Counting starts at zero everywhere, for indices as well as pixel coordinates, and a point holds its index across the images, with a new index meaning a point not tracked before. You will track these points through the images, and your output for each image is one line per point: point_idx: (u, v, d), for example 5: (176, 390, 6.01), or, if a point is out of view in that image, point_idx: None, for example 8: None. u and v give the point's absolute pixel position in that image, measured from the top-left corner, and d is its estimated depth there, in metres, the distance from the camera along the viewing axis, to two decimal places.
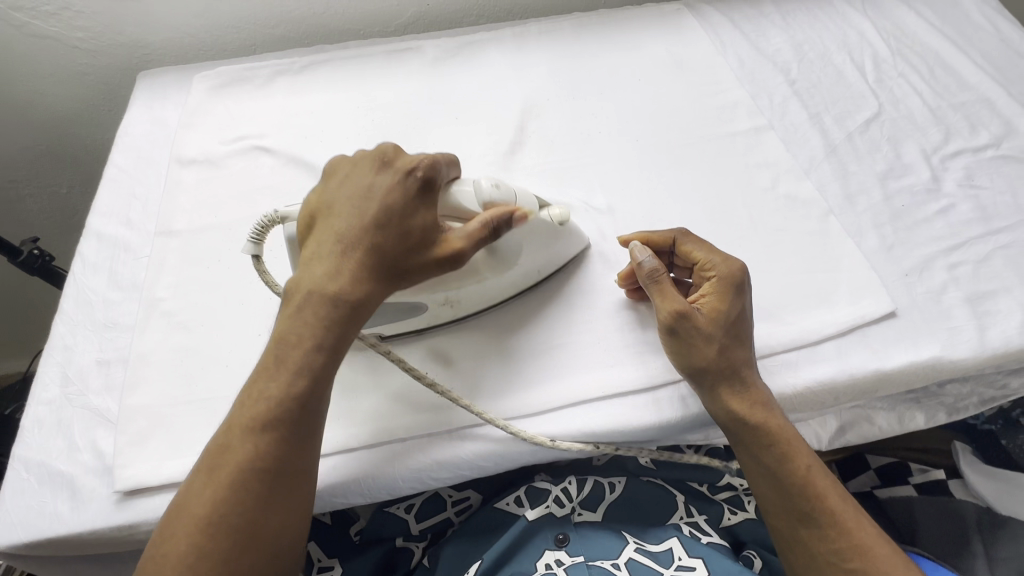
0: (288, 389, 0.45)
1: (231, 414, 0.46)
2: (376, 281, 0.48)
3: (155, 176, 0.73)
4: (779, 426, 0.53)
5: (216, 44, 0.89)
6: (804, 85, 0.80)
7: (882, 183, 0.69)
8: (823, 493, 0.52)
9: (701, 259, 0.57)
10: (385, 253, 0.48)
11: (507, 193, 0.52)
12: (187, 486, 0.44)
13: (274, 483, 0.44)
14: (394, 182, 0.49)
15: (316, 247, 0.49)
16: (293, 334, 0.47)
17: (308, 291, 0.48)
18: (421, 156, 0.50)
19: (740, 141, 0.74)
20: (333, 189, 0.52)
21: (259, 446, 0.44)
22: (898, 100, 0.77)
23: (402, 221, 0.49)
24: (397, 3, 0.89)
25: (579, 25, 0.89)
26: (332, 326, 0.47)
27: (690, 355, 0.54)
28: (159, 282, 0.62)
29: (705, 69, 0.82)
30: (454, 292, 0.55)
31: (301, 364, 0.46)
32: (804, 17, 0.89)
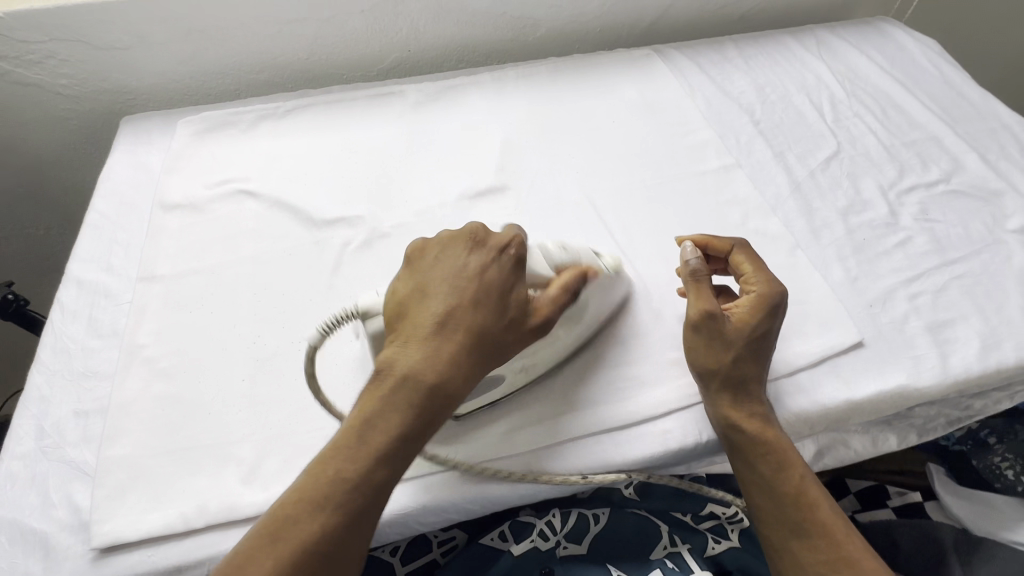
0: (374, 470, 0.46)
1: (302, 486, 0.45)
2: (468, 378, 0.50)
3: (137, 221, 0.73)
4: (775, 436, 0.55)
5: (201, 89, 0.90)
6: (768, 125, 0.84)
7: (844, 218, 0.73)
8: (815, 502, 0.53)
9: (748, 272, 0.59)
10: (483, 337, 0.51)
11: (572, 255, 0.59)
12: (242, 554, 0.42)
13: (339, 560, 0.43)
14: (497, 266, 0.54)
15: (415, 322, 0.51)
16: (381, 414, 0.47)
17: (403, 375, 0.48)
18: (517, 239, 0.55)
19: (711, 180, 0.77)
20: (435, 268, 0.54)
21: (327, 526, 0.43)
22: (855, 138, 0.82)
23: (501, 310, 0.52)
24: (379, 49, 0.92)
25: (554, 70, 0.93)
26: (421, 413, 0.48)
27: (704, 353, 0.57)
28: (141, 328, 0.62)
29: (674, 110, 0.87)
30: (531, 356, 0.56)
31: (384, 449, 0.46)
32: (766, 62, 0.95)
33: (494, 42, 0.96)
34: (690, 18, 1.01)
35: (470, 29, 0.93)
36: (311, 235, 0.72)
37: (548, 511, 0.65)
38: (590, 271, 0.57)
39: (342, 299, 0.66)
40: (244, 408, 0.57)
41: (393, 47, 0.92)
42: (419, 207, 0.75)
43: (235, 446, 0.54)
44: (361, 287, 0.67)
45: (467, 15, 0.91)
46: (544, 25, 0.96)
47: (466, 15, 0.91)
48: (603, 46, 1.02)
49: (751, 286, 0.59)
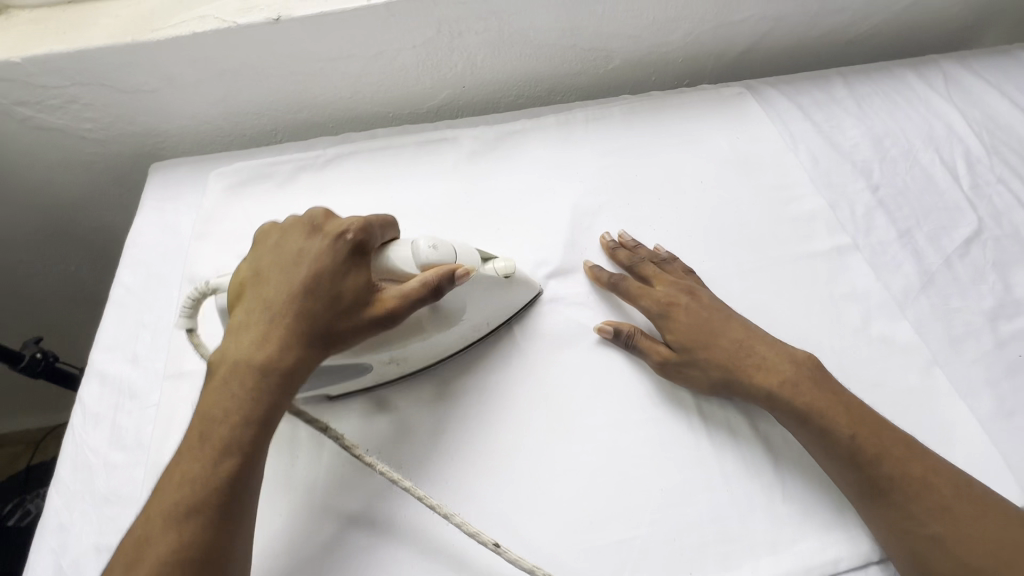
0: (220, 468, 0.43)
1: (151, 502, 0.43)
2: (308, 355, 0.48)
3: (165, 298, 0.66)
4: (838, 399, 0.52)
5: (235, 130, 0.82)
6: (889, 191, 0.71)
7: (993, 325, 0.60)
8: (912, 462, 0.48)
9: (643, 290, 0.61)
10: (316, 321, 0.48)
11: (445, 253, 0.51)
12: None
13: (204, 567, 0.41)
14: (326, 249, 0.51)
15: (246, 313, 0.49)
16: (218, 410, 0.45)
17: (234, 362, 0.47)
18: (351, 219, 0.53)
19: (822, 265, 0.65)
20: (269, 254, 0.53)
21: (181, 535, 0.41)
22: (1000, 213, 0.68)
23: (336, 290, 0.49)
24: (431, 86, 0.81)
25: (630, 112, 0.80)
26: (262, 395, 0.46)
27: (704, 379, 0.55)
28: (168, 441, 0.55)
29: (773, 168, 0.74)
30: (399, 349, 0.53)
31: (229, 439, 0.44)
32: (882, 104, 0.80)
33: (560, 76, 0.84)
34: (789, 46, 0.86)
35: (533, 62, 0.81)
36: None
37: None
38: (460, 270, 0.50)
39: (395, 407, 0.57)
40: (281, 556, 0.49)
41: (446, 84, 0.81)
42: None
43: None
44: (411, 396, 0.58)
45: (530, 48, 0.79)
46: (618, 57, 0.83)
47: (529, 48, 0.79)
48: (683, 78, 0.88)
49: (795, 372, 0.54)
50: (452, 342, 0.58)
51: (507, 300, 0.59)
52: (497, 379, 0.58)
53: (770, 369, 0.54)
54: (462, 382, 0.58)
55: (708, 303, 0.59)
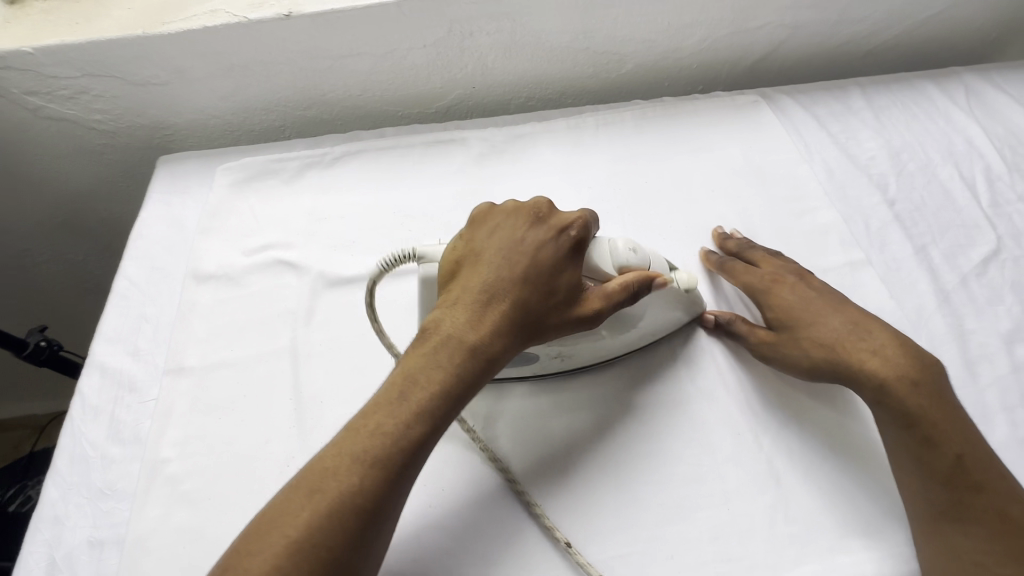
0: (417, 428, 0.44)
1: (344, 436, 0.44)
2: (514, 347, 0.49)
3: (168, 292, 0.66)
4: (925, 406, 0.49)
5: (244, 125, 0.82)
6: (905, 207, 0.69)
7: (1008, 348, 0.58)
8: (975, 477, 0.47)
9: (749, 270, 0.61)
10: (534, 311, 0.49)
11: (643, 257, 0.53)
12: (279, 503, 0.41)
13: (374, 521, 0.41)
14: (553, 245, 0.51)
15: (466, 288, 0.50)
16: (429, 369, 0.46)
17: (449, 334, 0.48)
18: (580, 216, 0.53)
19: (834, 280, 0.63)
20: (493, 234, 0.53)
21: (367, 483, 0.41)
22: (1021, 232, 0.66)
23: (554, 286, 0.50)
24: (441, 86, 0.80)
25: (642, 118, 0.79)
26: (467, 376, 0.47)
27: (803, 360, 0.54)
28: (165, 437, 0.55)
29: (787, 179, 0.72)
30: (565, 345, 0.53)
31: (429, 409, 0.45)
32: (901, 116, 0.78)
33: (572, 79, 0.83)
34: (805, 55, 0.85)
35: (546, 65, 0.80)
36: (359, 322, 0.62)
37: None
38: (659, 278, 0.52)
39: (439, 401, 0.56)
40: None
41: (456, 84, 0.80)
42: None
43: None
44: None
45: (543, 50, 0.78)
46: (631, 61, 0.82)
47: (541, 50, 0.78)
48: (697, 85, 0.87)
49: (915, 371, 0.51)
50: (617, 348, 0.57)
51: (672, 315, 0.57)
52: (498, 385, 0.57)
53: (887, 358, 0.51)
54: None
55: (820, 289, 0.58)
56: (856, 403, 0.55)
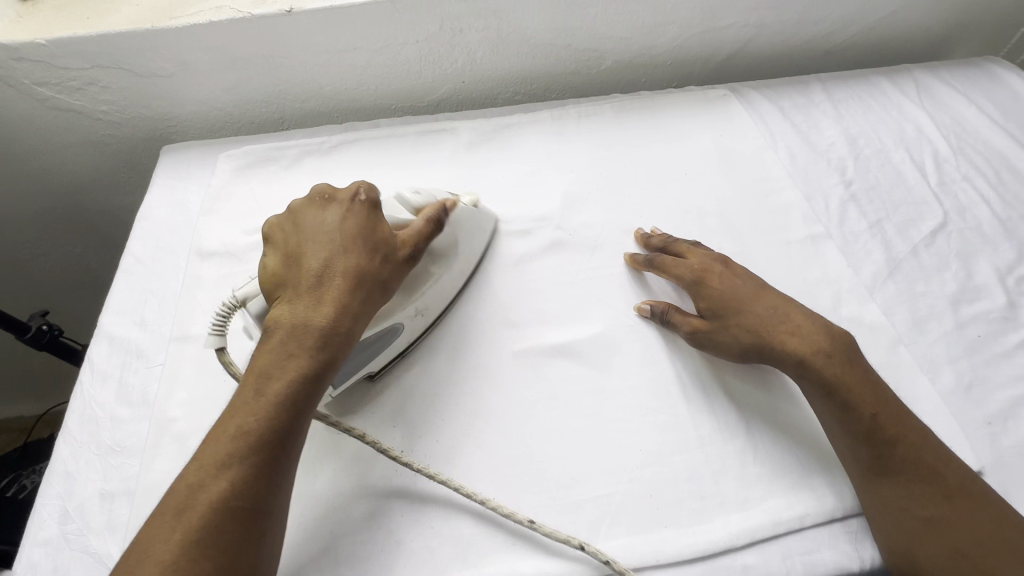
0: (276, 416, 0.46)
1: (201, 453, 0.44)
2: (358, 317, 0.51)
3: (173, 268, 0.69)
4: (841, 376, 0.53)
5: (244, 117, 0.86)
6: (861, 186, 0.75)
7: (954, 308, 0.64)
8: (897, 435, 0.50)
9: (676, 264, 0.63)
10: (364, 279, 0.52)
11: (428, 197, 0.59)
12: (148, 534, 0.42)
13: (254, 511, 0.43)
14: (355, 213, 0.55)
15: (294, 281, 0.51)
16: (273, 363, 0.47)
17: (288, 325, 0.49)
18: (364, 185, 0.57)
19: (797, 251, 0.69)
20: (300, 229, 0.55)
21: (235, 482, 0.43)
22: (965, 208, 0.73)
23: (372, 250, 0.53)
24: (432, 80, 0.86)
25: (620, 109, 0.85)
26: (317, 355, 0.48)
27: (735, 345, 0.57)
28: (173, 398, 0.58)
29: (754, 163, 0.78)
30: (421, 298, 0.58)
31: (283, 396, 0.46)
32: (856, 107, 0.85)
33: (555, 74, 0.89)
34: (770, 53, 0.92)
35: (530, 60, 0.86)
36: None
37: None
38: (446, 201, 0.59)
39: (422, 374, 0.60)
40: None
41: (447, 78, 0.86)
42: None
43: None
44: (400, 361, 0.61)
45: (527, 47, 0.84)
46: (609, 58, 0.88)
47: (526, 47, 0.84)
48: (671, 81, 0.94)
49: (829, 343, 0.55)
50: (458, 284, 0.64)
51: (478, 234, 0.66)
52: (488, 347, 0.61)
53: (803, 337, 0.55)
54: (456, 350, 0.61)
55: (741, 275, 0.61)
56: (779, 379, 0.58)
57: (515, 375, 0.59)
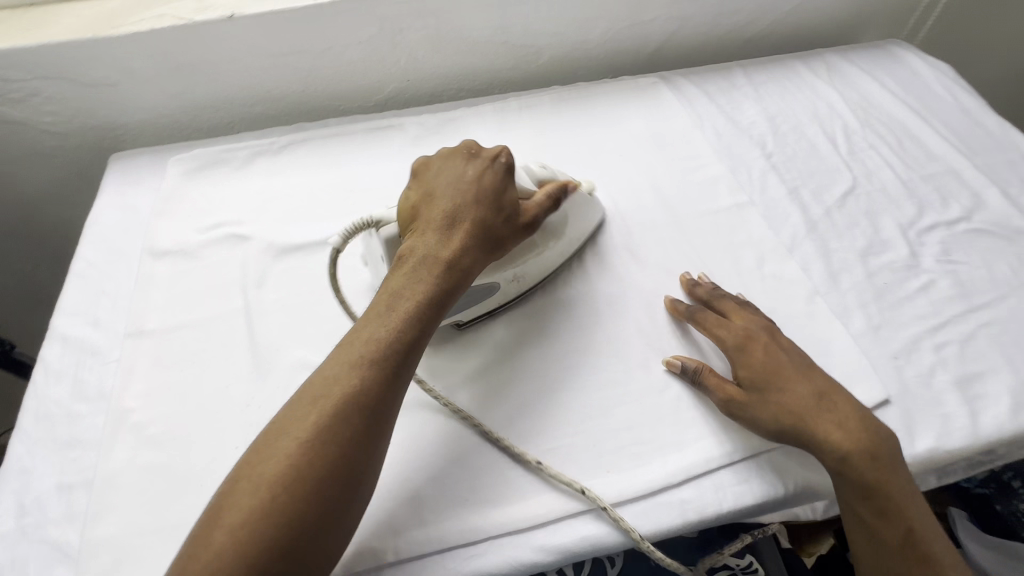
0: (402, 331, 0.51)
1: (336, 354, 0.50)
2: (479, 258, 0.57)
3: (126, 270, 0.70)
4: (883, 475, 0.52)
5: (193, 123, 0.88)
6: (780, 158, 0.82)
7: (863, 260, 0.70)
8: (923, 547, 0.51)
9: (717, 325, 0.61)
10: (487, 228, 0.58)
11: (552, 172, 0.67)
12: (287, 415, 0.47)
13: (377, 411, 0.47)
14: (491, 172, 0.61)
15: (425, 218, 0.58)
16: (405, 284, 0.54)
17: (420, 254, 0.55)
18: (505, 150, 0.63)
19: (724, 219, 0.74)
20: (437, 176, 0.62)
21: (362, 381, 0.48)
22: (871, 172, 0.80)
23: (499, 207, 0.59)
24: (378, 80, 0.89)
25: (558, 101, 0.90)
26: (443, 284, 0.54)
27: (768, 422, 0.55)
28: (129, 391, 0.59)
29: (683, 143, 0.84)
30: (520, 267, 0.63)
31: (409, 315, 0.52)
32: (774, 89, 0.92)
33: (496, 70, 0.94)
34: (695, 44, 0.99)
35: (471, 57, 0.91)
36: (309, 282, 0.68)
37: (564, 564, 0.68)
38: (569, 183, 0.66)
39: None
40: None
41: (392, 78, 0.90)
42: None
43: None
44: None
45: (466, 45, 0.88)
46: (546, 53, 0.93)
47: (465, 44, 0.88)
48: (607, 73, 0.99)
49: (876, 444, 0.53)
50: (557, 261, 0.67)
51: (581, 221, 0.69)
52: None
53: (848, 430, 0.53)
54: None
55: (787, 349, 0.59)
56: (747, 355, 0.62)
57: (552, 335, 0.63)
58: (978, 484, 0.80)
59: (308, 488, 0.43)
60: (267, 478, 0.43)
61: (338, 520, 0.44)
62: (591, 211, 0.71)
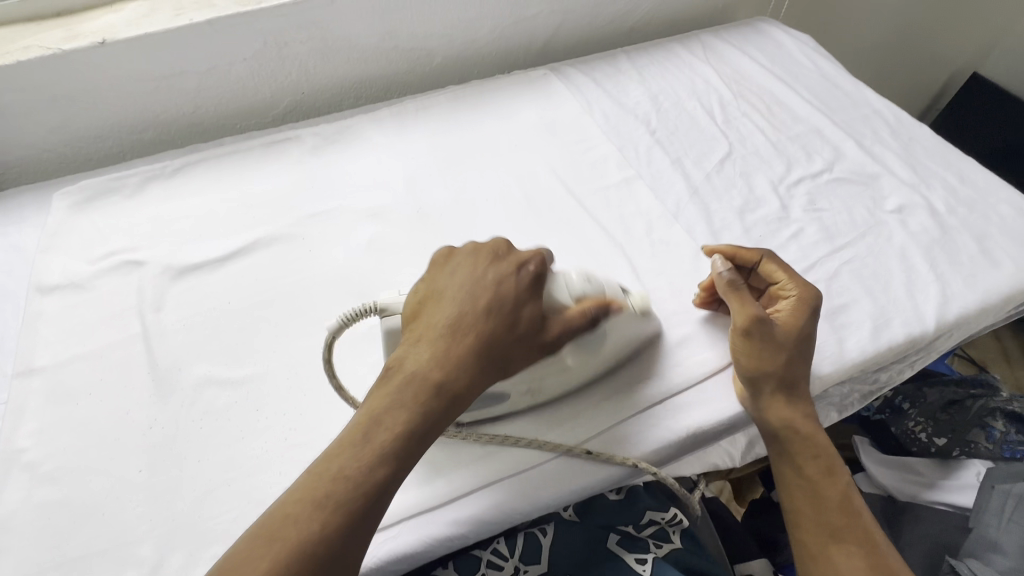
0: (375, 472, 0.44)
1: (299, 485, 0.43)
2: (474, 382, 0.50)
3: (11, 310, 0.68)
4: (821, 439, 0.59)
5: (80, 155, 0.85)
6: (664, 133, 0.87)
7: (740, 217, 0.76)
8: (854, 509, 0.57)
9: (782, 279, 0.63)
10: (492, 346, 0.51)
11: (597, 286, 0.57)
12: (238, 552, 0.40)
13: (332, 567, 0.41)
14: (514, 279, 0.54)
15: (427, 328, 0.51)
16: (388, 408, 0.47)
17: (410, 373, 0.49)
18: (540, 256, 0.56)
19: (614, 194, 0.79)
20: (454, 275, 0.54)
21: (324, 530, 0.41)
22: (745, 138, 0.86)
23: (512, 319, 0.52)
24: (271, 95, 0.90)
25: (454, 99, 0.92)
26: (427, 416, 0.47)
27: (763, 358, 0.58)
28: (19, 431, 0.57)
29: (574, 128, 0.88)
30: (537, 381, 0.57)
31: (388, 451, 0.45)
32: (656, 70, 0.98)
33: (391, 75, 0.96)
34: (582, 35, 1.04)
35: (363, 65, 0.92)
36: (210, 299, 0.68)
37: (495, 541, 0.68)
38: (618, 303, 0.57)
39: (284, 358, 0.63)
40: (142, 502, 0.53)
41: (285, 92, 0.90)
42: (321, 255, 0.73)
43: (133, 546, 0.51)
44: (262, 351, 0.64)
45: (356, 53, 0.90)
46: (438, 55, 0.96)
47: (355, 53, 0.90)
48: (501, 69, 1.03)
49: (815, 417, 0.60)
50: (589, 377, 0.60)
51: (631, 337, 0.61)
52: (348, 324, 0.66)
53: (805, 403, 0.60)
54: (318, 333, 0.65)
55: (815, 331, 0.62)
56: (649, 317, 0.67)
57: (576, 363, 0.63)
58: (876, 413, 0.90)
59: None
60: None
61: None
62: (645, 326, 0.61)
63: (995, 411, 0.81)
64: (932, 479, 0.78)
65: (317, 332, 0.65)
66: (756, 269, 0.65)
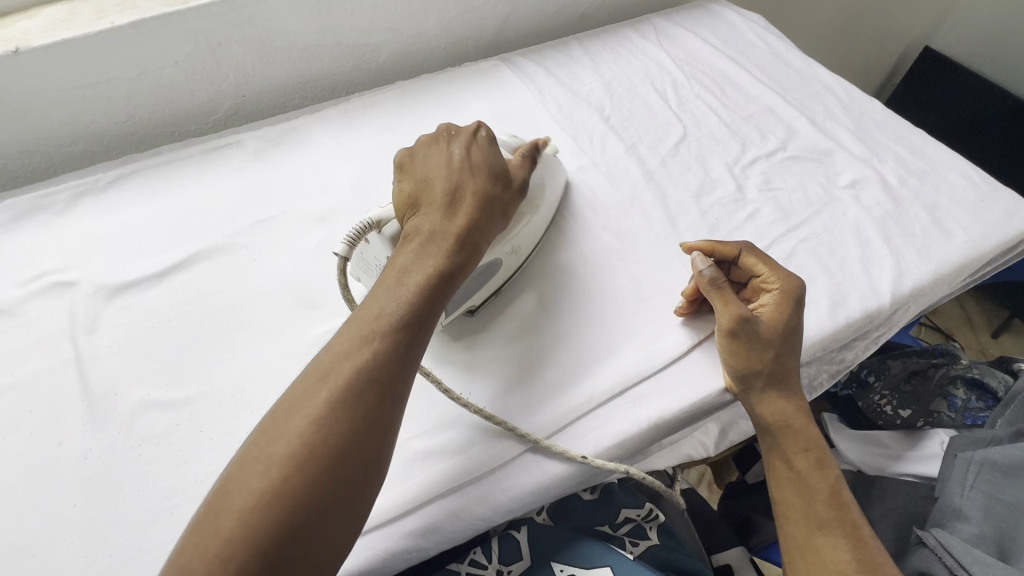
0: (417, 299, 0.50)
1: (339, 340, 0.47)
2: (484, 230, 0.57)
3: None
4: (812, 436, 0.58)
5: (6, 172, 0.80)
6: (617, 119, 0.86)
7: (696, 201, 0.75)
8: (845, 504, 0.56)
9: (764, 273, 0.61)
10: (489, 202, 0.58)
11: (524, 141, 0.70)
12: (287, 408, 0.44)
13: (395, 382, 0.46)
14: (479, 147, 0.61)
15: (425, 200, 0.57)
16: (417, 258, 0.52)
17: (427, 231, 0.54)
18: (482, 127, 0.64)
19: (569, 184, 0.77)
20: (426, 160, 0.61)
21: (376, 354, 0.46)
22: (699, 120, 0.85)
23: (493, 179, 0.60)
24: (209, 99, 0.86)
25: (402, 94, 0.89)
26: (453, 255, 0.53)
27: (747, 357, 0.58)
28: None
29: (527, 119, 0.86)
30: (517, 238, 0.63)
31: (425, 285, 0.51)
32: (609, 56, 0.96)
33: (336, 73, 0.92)
34: (532, 24, 1.02)
35: (305, 64, 0.89)
36: (148, 318, 0.64)
37: (469, 552, 0.65)
38: (540, 141, 0.69)
39: (228, 375, 0.60)
40: (77, 539, 0.50)
41: (224, 95, 0.86)
42: (265, 264, 0.70)
43: None
44: (204, 369, 0.60)
45: (297, 51, 0.86)
46: (384, 50, 0.93)
47: (296, 51, 0.86)
48: (452, 62, 1.01)
49: (808, 414, 0.59)
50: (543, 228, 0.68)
51: (556, 176, 0.72)
52: (297, 335, 0.63)
53: (797, 399, 0.59)
54: (264, 346, 0.62)
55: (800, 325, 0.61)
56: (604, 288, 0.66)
57: (558, 316, 0.64)
58: (844, 389, 0.91)
59: (314, 491, 0.40)
60: (280, 456, 0.40)
61: (343, 515, 0.41)
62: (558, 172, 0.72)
63: (957, 378, 0.82)
64: (899, 450, 0.79)
65: (263, 344, 0.63)
66: (737, 263, 0.64)
